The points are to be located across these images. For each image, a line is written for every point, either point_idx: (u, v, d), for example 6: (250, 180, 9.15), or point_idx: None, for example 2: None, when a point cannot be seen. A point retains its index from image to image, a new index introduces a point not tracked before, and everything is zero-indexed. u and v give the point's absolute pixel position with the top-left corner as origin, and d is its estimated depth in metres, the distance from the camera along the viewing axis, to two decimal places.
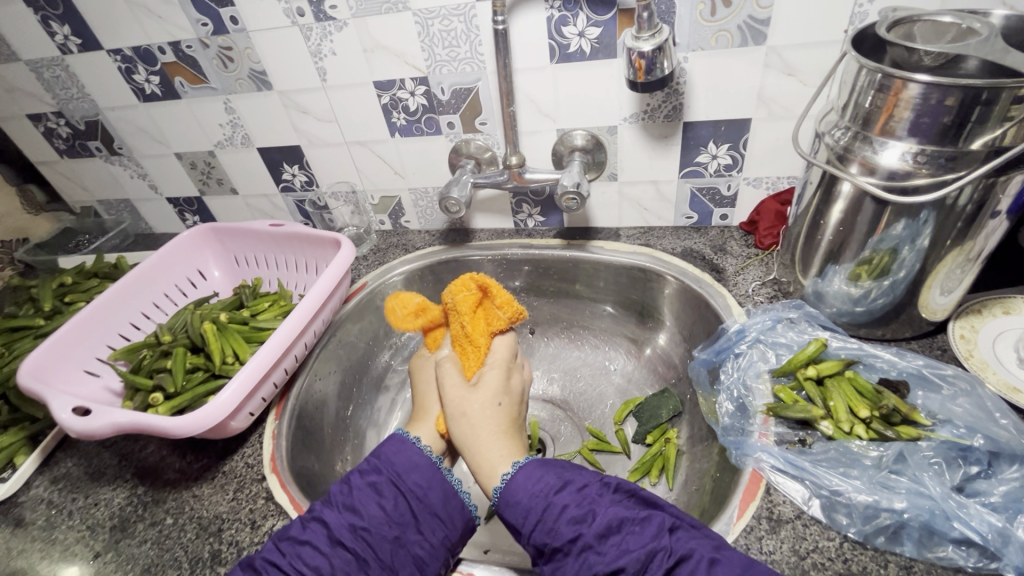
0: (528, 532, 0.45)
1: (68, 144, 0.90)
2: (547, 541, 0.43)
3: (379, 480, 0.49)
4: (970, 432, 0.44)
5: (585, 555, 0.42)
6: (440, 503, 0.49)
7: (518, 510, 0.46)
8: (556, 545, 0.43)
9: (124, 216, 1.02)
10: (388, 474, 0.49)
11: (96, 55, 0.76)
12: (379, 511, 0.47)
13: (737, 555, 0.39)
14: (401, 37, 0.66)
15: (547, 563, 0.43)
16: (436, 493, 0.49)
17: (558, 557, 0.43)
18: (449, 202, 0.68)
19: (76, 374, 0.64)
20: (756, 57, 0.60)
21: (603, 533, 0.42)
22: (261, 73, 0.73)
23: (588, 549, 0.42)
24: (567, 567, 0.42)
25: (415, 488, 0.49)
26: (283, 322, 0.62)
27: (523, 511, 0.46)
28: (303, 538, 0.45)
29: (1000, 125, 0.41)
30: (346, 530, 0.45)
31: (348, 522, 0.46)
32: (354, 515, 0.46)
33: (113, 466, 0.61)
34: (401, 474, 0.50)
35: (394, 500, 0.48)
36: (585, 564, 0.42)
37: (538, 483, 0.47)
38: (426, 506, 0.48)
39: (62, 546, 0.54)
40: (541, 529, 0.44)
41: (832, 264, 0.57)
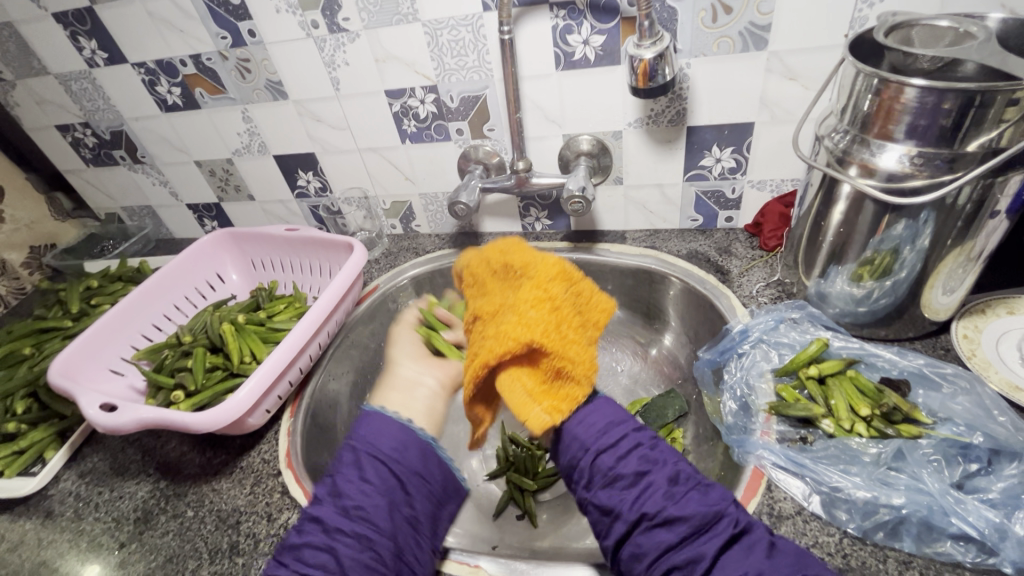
0: (590, 457, 0.46)
1: (93, 153, 0.94)
2: (611, 469, 0.44)
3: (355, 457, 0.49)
4: (969, 430, 0.45)
5: (650, 491, 0.43)
6: (419, 461, 0.51)
7: (584, 433, 0.47)
8: (621, 473, 0.44)
9: (146, 222, 1.05)
10: (361, 449, 0.50)
11: (122, 68, 0.79)
12: (366, 486, 0.47)
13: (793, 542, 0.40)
14: (411, 47, 0.68)
15: (602, 490, 0.44)
16: (413, 452, 0.51)
17: (620, 487, 0.43)
18: (458, 206, 0.70)
19: (102, 373, 0.66)
20: (758, 62, 0.61)
21: (671, 480, 0.43)
22: (277, 83, 0.76)
23: (654, 483, 0.43)
24: (624, 497, 0.43)
25: (391, 452, 0.50)
26: (298, 322, 0.64)
27: (589, 434, 0.47)
28: (300, 541, 0.45)
29: (996, 127, 0.42)
30: (339, 515, 0.45)
31: (338, 507, 0.46)
32: (341, 498, 0.47)
33: (136, 461, 0.64)
34: (374, 445, 0.50)
35: (376, 469, 0.49)
36: (646, 497, 0.42)
37: (612, 413, 0.49)
38: (407, 467, 0.50)
39: (89, 537, 0.56)
40: (608, 455, 0.45)
41: (834, 266, 0.57)
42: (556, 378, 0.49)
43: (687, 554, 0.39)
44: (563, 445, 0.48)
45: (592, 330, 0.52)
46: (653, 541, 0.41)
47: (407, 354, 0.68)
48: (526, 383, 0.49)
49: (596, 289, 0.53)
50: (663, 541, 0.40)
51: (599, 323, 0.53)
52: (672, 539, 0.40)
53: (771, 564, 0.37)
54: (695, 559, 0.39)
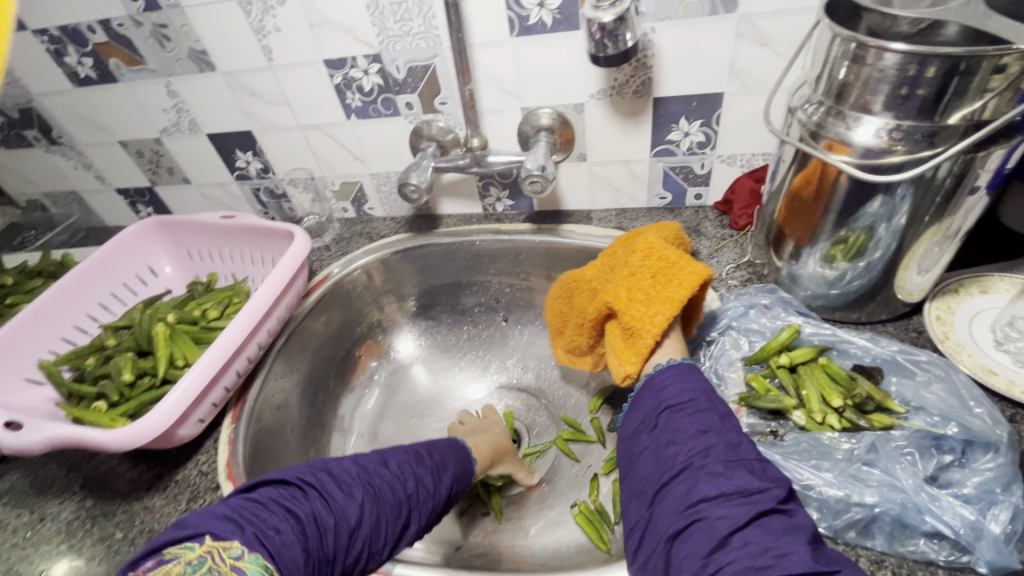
0: (659, 411, 0.45)
1: (3, 134, 0.84)
2: (676, 422, 0.43)
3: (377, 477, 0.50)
4: (944, 420, 0.42)
5: (708, 447, 0.40)
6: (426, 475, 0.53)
7: (663, 391, 0.46)
8: (682, 427, 0.42)
9: (73, 209, 0.96)
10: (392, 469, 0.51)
11: (21, 36, 0.70)
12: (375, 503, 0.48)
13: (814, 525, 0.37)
14: (348, 10, 0.61)
15: (662, 438, 0.43)
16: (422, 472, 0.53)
17: (679, 437, 0.42)
18: (408, 188, 0.64)
19: (16, 383, 0.60)
20: (728, 26, 0.56)
21: (733, 445, 0.41)
22: (202, 53, 0.68)
23: (712, 441, 0.41)
24: (680, 447, 0.41)
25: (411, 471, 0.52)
26: (232, 321, 0.58)
27: (667, 392, 0.45)
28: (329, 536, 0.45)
29: (979, 97, 0.38)
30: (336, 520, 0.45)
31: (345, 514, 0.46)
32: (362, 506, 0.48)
33: (61, 478, 0.58)
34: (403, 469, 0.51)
35: (423, 488, 0.52)
36: (700, 452, 0.40)
37: (698, 380, 0.46)
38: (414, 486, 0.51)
39: (6, 567, 0.51)
40: (678, 411, 0.44)
41: (807, 247, 0.54)
42: (632, 334, 0.52)
43: (723, 510, 0.37)
44: (642, 396, 0.47)
45: (673, 289, 0.50)
46: (690, 492, 0.39)
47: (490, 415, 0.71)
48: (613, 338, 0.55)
49: (684, 256, 0.52)
50: (703, 491, 0.38)
51: (685, 282, 0.49)
52: (710, 492, 0.38)
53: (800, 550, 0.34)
54: (727, 516, 0.36)
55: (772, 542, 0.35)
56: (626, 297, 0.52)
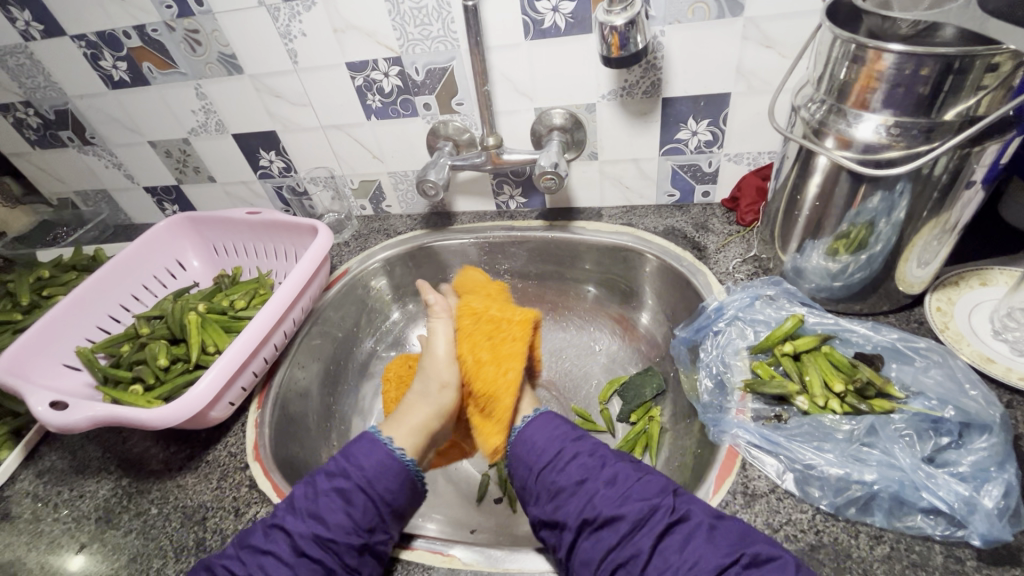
0: (535, 478, 0.51)
1: (39, 135, 0.88)
2: (555, 482, 0.49)
3: (346, 486, 0.50)
4: (942, 403, 0.45)
5: (591, 496, 0.46)
6: (402, 503, 0.52)
7: (530, 456, 0.53)
8: (562, 485, 0.48)
9: (102, 207, 1.00)
10: (357, 480, 0.51)
11: (60, 42, 0.74)
12: (346, 519, 0.48)
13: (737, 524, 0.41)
14: (371, 16, 0.64)
15: (549, 505, 0.48)
16: (403, 497, 0.52)
17: (563, 498, 0.48)
18: (427, 184, 0.67)
19: (56, 368, 0.63)
20: (735, 29, 0.59)
21: (610, 481, 0.47)
22: (230, 57, 0.71)
23: (592, 489, 0.47)
24: (569, 507, 0.46)
25: (385, 493, 0.51)
26: (260, 310, 0.61)
27: (537, 454, 0.52)
28: (266, 547, 0.46)
29: (974, 94, 0.40)
30: (312, 542, 0.46)
31: (314, 533, 0.47)
32: (320, 524, 0.47)
33: (97, 458, 0.61)
34: (371, 481, 0.51)
35: (361, 506, 0.49)
36: (586, 503, 0.46)
37: (554, 432, 0.54)
38: (392, 510, 0.51)
39: (49, 539, 0.54)
40: (551, 471, 0.50)
41: (811, 240, 0.56)
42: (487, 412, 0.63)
43: (628, 550, 0.42)
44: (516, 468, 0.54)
45: (512, 342, 0.66)
46: (598, 544, 0.43)
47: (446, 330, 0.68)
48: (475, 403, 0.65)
49: (504, 312, 0.70)
50: (607, 542, 0.43)
51: (517, 333, 0.68)
52: (613, 538, 0.43)
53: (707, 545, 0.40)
54: (636, 554, 0.42)
55: (682, 558, 0.40)
56: (482, 363, 0.65)
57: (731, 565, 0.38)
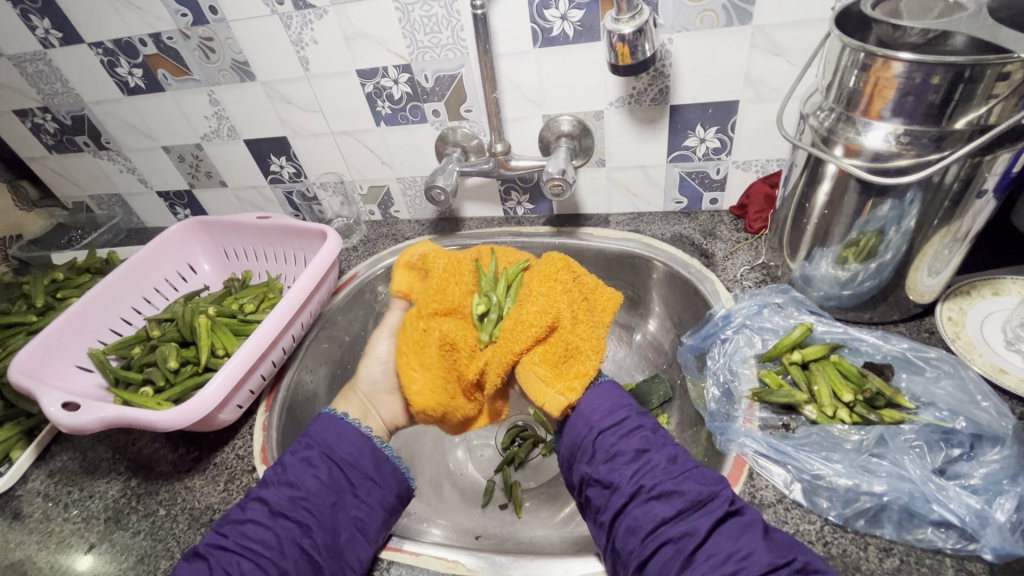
0: (594, 436, 0.49)
1: (56, 140, 0.90)
2: (614, 445, 0.48)
3: (311, 454, 0.51)
4: (952, 415, 0.44)
5: (651, 467, 0.46)
6: (373, 468, 0.52)
7: (592, 414, 0.50)
8: (623, 450, 0.47)
9: (116, 210, 1.02)
10: (320, 448, 0.52)
11: (78, 49, 0.75)
12: (315, 482, 0.49)
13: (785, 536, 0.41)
14: (382, 24, 0.65)
15: (604, 466, 0.47)
16: (368, 459, 0.52)
17: (620, 462, 0.46)
18: (435, 190, 0.67)
19: (68, 370, 0.64)
20: (743, 37, 0.59)
21: (672, 459, 0.46)
22: (243, 64, 0.73)
23: (654, 460, 0.46)
24: (625, 472, 0.46)
25: (346, 456, 0.52)
26: (269, 313, 0.62)
27: (600, 415, 0.50)
28: (244, 517, 0.47)
29: (985, 103, 0.40)
30: (286, 503, 0.48)
31: (287, 496, 0.48)
32: (291, 488, 0.49)
33: (107, 459, 0.62)
34: (332, 447, 0.52)
35: (329, 470, 0.51)
36: (645, 472, 0.45)
37: (619, 400, 0.52)
38: (359, 471, 0.52)
39: (59, 538, 0.55)
40: (611, 434, 0.48)
41: (819, 247, 0.56)
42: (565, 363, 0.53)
43: (682, 527, 0.42)
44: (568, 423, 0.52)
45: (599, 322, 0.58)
46: (648, 515, 0.43)
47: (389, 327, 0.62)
48: (535, 368, 0.52)
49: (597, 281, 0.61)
50: (660, 513, 0.43)
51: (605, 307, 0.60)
52: (667, 512, 0.43)
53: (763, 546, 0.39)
54: (689, 532, 0.41)
55: (735, 547, 0.39)
56: (570, 323, 0.54)
57: (781, 567, 0.37)
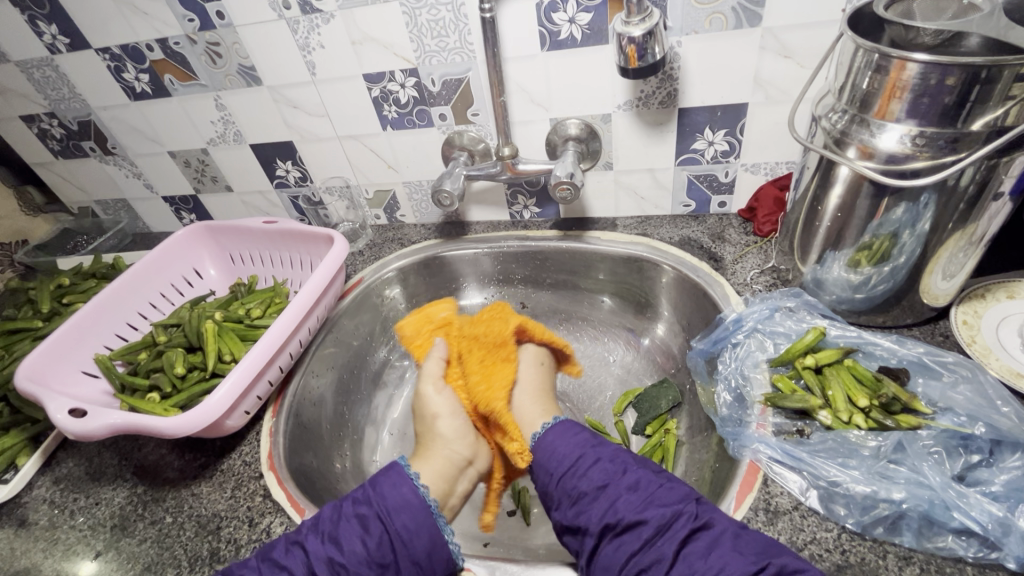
0: (556, 483, 0.50)
1: (62, 145, 0.90)
2: (575, 488, 0.48)
3: (367, 513, 0.48)
4: (971, 420, 0.44)
5: (613, 500, 0.46)
6: (423, 553, 0.47)
7: (551, 460, 0.52)
8: (585, 490, 0.48)
9: (122, 215, 1.02)
10: (377, 508, 0.48)
11: (85, 54, 0.75)
12: (360, 548, 0.45)
13: (761, 535, 0.40)
14: (389, 28, 0.65)
15: (570, 511, 0.48)
16: (423, 542, 0.47)
17: (585, 503, 0.47)
18: (442, 195, 0.67)
19: (74, 375, 0.64)
20: (752, 40, 0.58)
21: (633, 487, 0.46)
22: (250, 69, 0.72)
23: (614, 494, 0.46)
24: (591, 513, 0.46)
25: (402, 531, 0.47)
26: (276, 319, 0.61)
27: (557, 460, 0.52)
28: (283, 562, 0.44)
29: (1002, 104, 0.40)
30: (323, 563, 0.44)
31: (327, 555, 0.45)
32: (335, 547, 0.45)
33: (114, 465, 0.61)
34: (390, 512, 0.48)
35: (378, 538, 0.46)
36: (609, 507, 0.45)
37: (574, 439, 0.53)
38: (408, 553, 0.47)
39: (64, 546, 0.54)
40: (571, 477, 0.50)
41: (831, 251, 0.55)
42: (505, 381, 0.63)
43: (651, 556, 0.41)
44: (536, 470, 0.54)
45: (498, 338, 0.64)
46: (619, 549, 0.43)
47: (430, 375, 0.61)
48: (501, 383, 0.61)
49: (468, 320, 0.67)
50: (628, 548, 0.42)
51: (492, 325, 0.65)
52: (636, 543, 0.42)
53: (732, 557, 0.38)
54: (659, 559, 0.41)
55: (706, 566, 0.39)
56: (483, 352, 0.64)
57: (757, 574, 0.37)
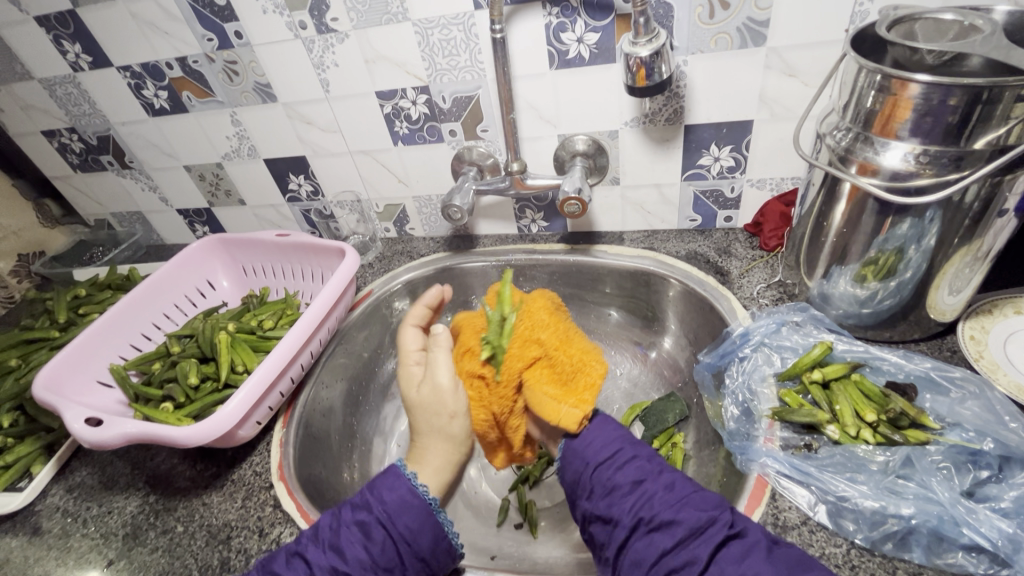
0: (591, 471, 0.49)
1: (81, 159, 0.92)
2: (611, 479, 0.48)
3: (368, 520, 0.47)
4: (979, 435, 0.44)
5: (648, 497, 0.45)
6: (428, 549, 0.48)
7: (587, 450, 0.50)
8: (619, 483, 0.47)
9: (136, 228, 1.04)
10: (378, 514, 0.48)
11: (107, 72, 0.78)
12: (365, 555, 0.45)
13: (793, 551, 0.40)
14: (401, 47, 0.67)
15: (603, 502, 0.47)
16: (427, 538, 0.48)
17: (618, 496, 0.46)
18: (452, 209, 0.68)
19: (90, 385, 0.65)
20: (757, 59, 0.60)
21: (669, 486, 0.46)
22: (266, 86, 0.74)
23: (650, 491, 0.46)
24: (624, 505, 0.46)
25: (405, 531, 0.47)
26: (289, 330, 0.62)
27: (593, 451, 0.50)
28: (285, 574, 0.45)
29: (1003, 123, 0.41)
30: (327, 574, 0.44)
31: (331, 565, 0.45)
32: (338, 556, 0.45)
33: (126, 474, 0.62)
34: (391, 516, 0.48)
35: (382, 544, 0.46)
36: (642, 503, 0.45)
37: (613, 432, 0.52)
38: (414, 551, 0.47)
39: (77, 554, 0.55)
40: (607, 469, 0.48)
41: (837, 266, 0.56)
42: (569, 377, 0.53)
43: (684, 557, 0.41)
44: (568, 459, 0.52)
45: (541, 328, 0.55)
46: (650, 547, 0.43)
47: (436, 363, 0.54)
48: (546, 389, 0.52)
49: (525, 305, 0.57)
50: (660, 546, 0.42)
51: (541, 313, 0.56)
52: (668, 543, 0.42)
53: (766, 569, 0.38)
54: (692, 561, 0.40)
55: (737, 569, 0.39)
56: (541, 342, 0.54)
57: None
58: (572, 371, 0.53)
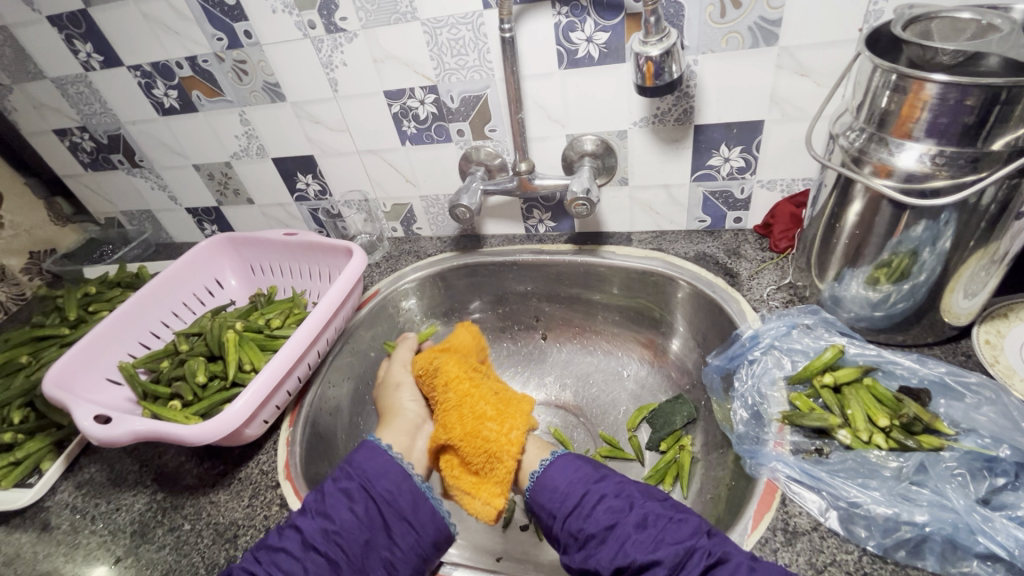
0: (560, 523, 0.49)
1: (92, 157, 0.93)
2: (583, 528, 0.47)
3: (350, 485, 0.50)
4: (995, 442, 0.43)
5: (622, 542, 0.44)
6: (409, 509, 0.51)
7: (552, 501, 0.50)
8: (591, 531, 0.46)
9: (146, 226, 1.04)
10: (359, 479, 0.51)
11: (118, 72, 0.78)
12: (351, 516, 0.48)
13: (776, 567, 0.39)
14: (410, 46, 0.67)
15: (579, 554, 0.46)
16: (406, 498, 0.51)
17: (593, 545, 0.46)
18: (459, 209, 0.68)
19: (99, 383, 0.65)
20: (768, 58, 0.59)
21: (641, 524, 0.45)
22: (275, 85, 0.75)
23: (622, 534, 0.45)
24: (601, 554, 0.45)
25: (384, 492, 0.51)
26: (296, 330, 0.63)
27: (558, 501, 0.50)
28: (279, 544, 0.46)
29: (1022, 124, 0.40)
30: (318, 535, 0.47)
31: (320, 527, 0.47)
32: (326, 519, 0.48)
33: (134, 472, 0.62)
34: (371, 481, 0.51)
35: (365, 504, 0.49)
36: (619, 548, 0.44)
37: (575, 473, 0.51)
38: (396, 511, 0.50)
39: (85, 551, 0.55)
40: (577, 517, 0.48)
41: (849, 268, 0.55)
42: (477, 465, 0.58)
43: None
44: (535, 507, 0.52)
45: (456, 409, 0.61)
46: None
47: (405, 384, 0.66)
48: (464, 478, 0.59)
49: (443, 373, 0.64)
50: None
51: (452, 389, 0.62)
52: None
53: None
54: None
55: None
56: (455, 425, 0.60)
57: None
58: (482, 462, 0.57)
